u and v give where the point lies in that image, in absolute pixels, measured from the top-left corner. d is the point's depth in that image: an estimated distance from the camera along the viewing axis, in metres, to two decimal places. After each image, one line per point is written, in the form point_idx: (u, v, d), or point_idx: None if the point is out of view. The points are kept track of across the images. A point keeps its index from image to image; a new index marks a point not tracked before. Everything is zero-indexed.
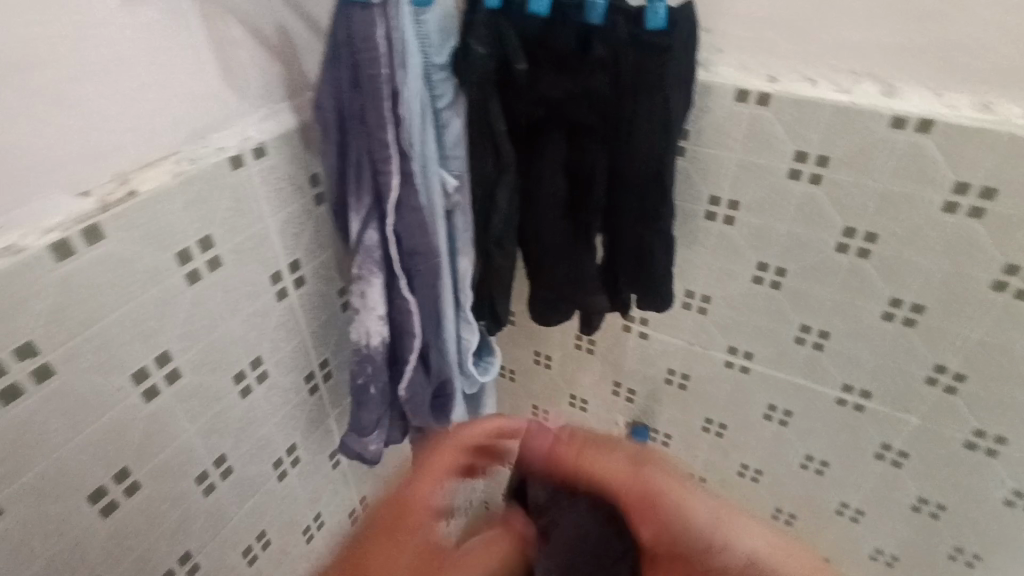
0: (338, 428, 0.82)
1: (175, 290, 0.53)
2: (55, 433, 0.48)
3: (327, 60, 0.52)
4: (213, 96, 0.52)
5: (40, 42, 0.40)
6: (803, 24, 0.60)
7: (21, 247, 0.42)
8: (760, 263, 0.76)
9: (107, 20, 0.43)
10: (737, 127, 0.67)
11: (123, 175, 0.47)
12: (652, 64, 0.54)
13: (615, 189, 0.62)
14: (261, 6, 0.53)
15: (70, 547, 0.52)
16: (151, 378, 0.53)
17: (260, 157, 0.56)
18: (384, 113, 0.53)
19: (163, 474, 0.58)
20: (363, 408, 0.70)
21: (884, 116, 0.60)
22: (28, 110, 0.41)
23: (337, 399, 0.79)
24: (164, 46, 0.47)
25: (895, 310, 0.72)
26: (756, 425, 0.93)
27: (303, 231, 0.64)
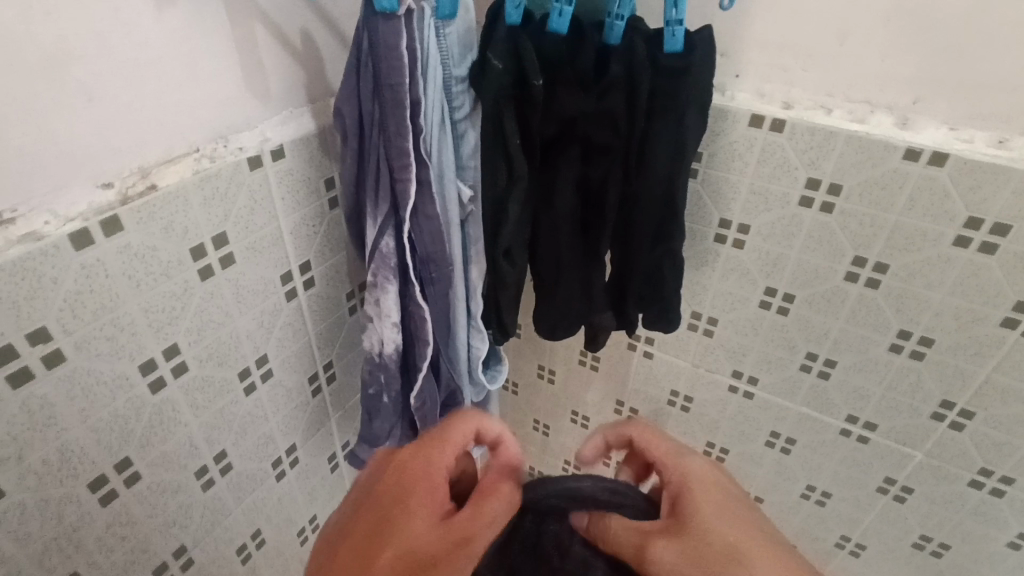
0: (339, 430, 0.82)
1: (188, 284, 0.54)
2: (62, 419, 0.48)
3: (349, 69, 0.53)
4: (237, 96, 0.53)
5: (75, 36, 0.41)
6: (821, 54, 0.60)
7: (43, 234, 0.43)
8: (768, 288, 0.76)
9: (140, 18, 0.44)
10: (750, 152, 0.67)
11: (143, 170, 0.48)
12: (666, 88, 0.56)
13: (627, 208, 0.63)
14: (289, 12, 0.54)
15: (68, 534, 0.53)
16: (158, 370, 0.54)
17: (279, 158, 0.57)
18: (403, 122, 0.53)
19: (163, 466, 0.59)
20: (375, 418, 0.73)
21: (898, 147, 0.60)
22: (58, 101, 0.42)
23: (340, 401, 0.80)
24: (193, 45, 0.48)
25: (903, 343, 0.71)
26: (758, 451, 0.92)
27: (316, 233, 0.65)
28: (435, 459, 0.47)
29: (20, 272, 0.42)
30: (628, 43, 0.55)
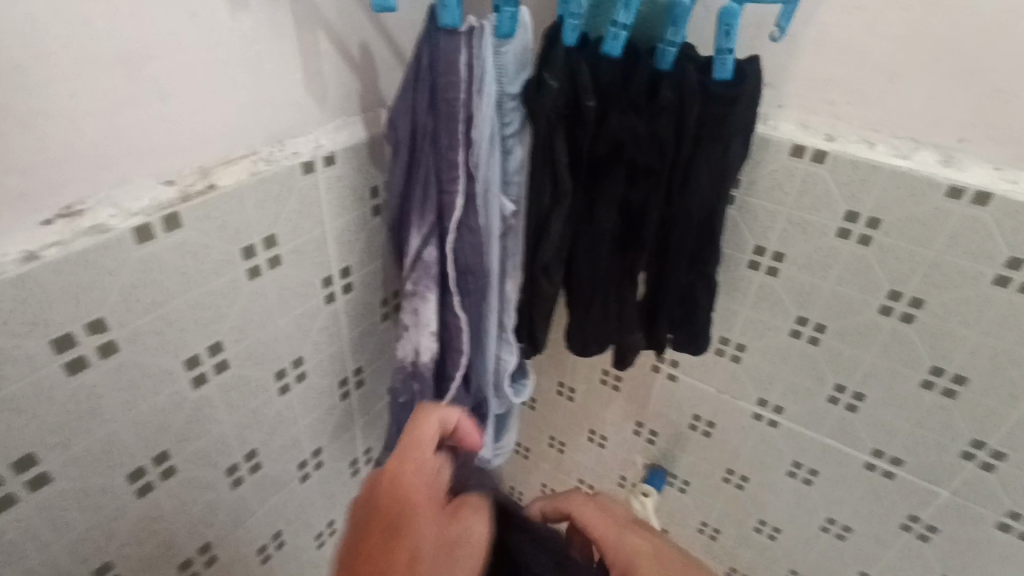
0: (363, 436, 0.83)
1: (236, 283, 0.55)
2: (109, 409, 0.49)
3: (407, 81, 0.55)
4: (296, 103, 0.54)
5: (155, 36, 0.43)
6: (867, 88, 0.61)
7: (107, 227, 0.44)
8: (799, 317, 0.76)
9: (215, 23, 0.45)
10: (790, 182, 0.67)
11: (204, 170, 0.50)
12: (714, 115, 0.57)
13: (667, 230, 0.64)
14: (350, 24, 0.55)
15: (104, 523, 0.53)
16: (201, 365, 0.55)
17: (330, 164, 0.58)
18: (456, 135, 0.55)
19: (197, 461, 0.59)
20: (406, 424, 0.73)
21: (941, 185, 0.60)
22: (133, 97, 0.43)
23: (366, 407, 0.80)
24: (260, 51, 0.49)
25: (935, 379, 0.71)
26: (779, 481, 0.91)
27: (358, 240, 0.66)
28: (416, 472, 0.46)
29: (85, 263, 0.43)
30: (679, 71, 0.56)
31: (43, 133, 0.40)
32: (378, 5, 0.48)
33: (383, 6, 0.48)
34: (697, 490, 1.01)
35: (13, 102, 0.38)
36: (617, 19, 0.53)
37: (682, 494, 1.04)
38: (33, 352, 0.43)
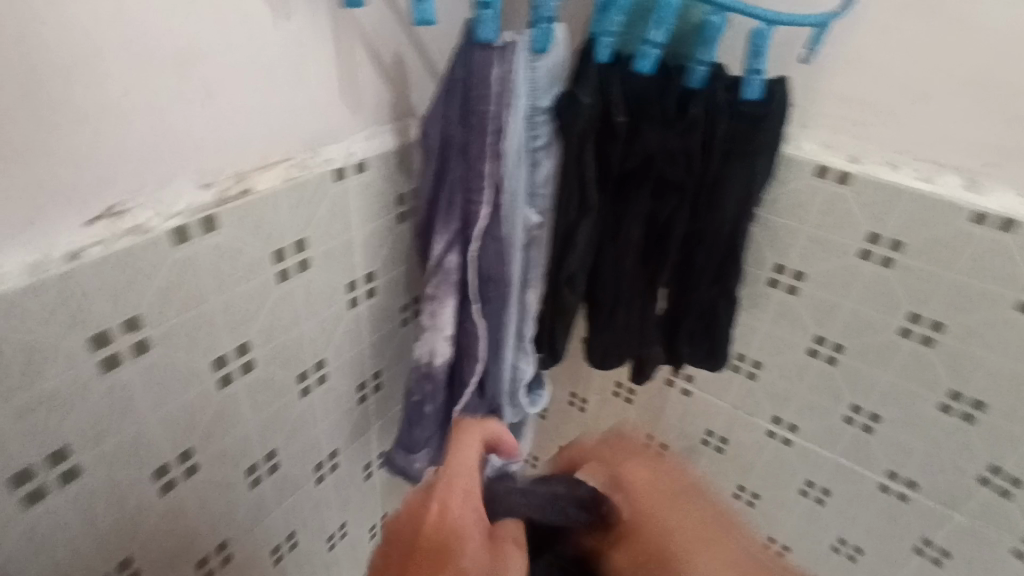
0: (378, 440, 0.83)
1: (266, 286, 0.56)
2: (140, 406, 0.50)
3: (441, 92, 0.56)
4: (331, 111, 0.55)
5: (203, 41, 0.44)
6: (892, 112, 0.61)
7: (148, 228, 0.45)
8: (817, 336, 0.76)
9: (259, 29, 0.47)
10: (812, 203, 0.68)
11: (240, 174, 0.50)
12: (743, 133, 0.58)
13: (691, 245, 0.65)
14: (386, 35, 0.56)
15: (130, 517, 0.54)
16: (229, 366, 0.56)
17: (360, 172, 0.59)
18: (486, 144, 0.55)
19: (220, 459, 0.60)
20: (415, 425, 0.73)
21: (964, 210, 0.61)
22: (179, 99, 0.44)
23: (382, 411, 0.81)
24: (300, 59, 0.50)
25: (953, 403, 0.71)
26: (790, 499, 0.91)
27: (383, 246, 0.67)
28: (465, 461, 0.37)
29: (127, 263, 0.44)
30: (710, 89, 0.57)
31: (96, 133, 0.41)
32: (419, 18, 0.49)
33: (424, 20, 0.49)
34: None
35: (71, 102, 0.39)
36: (651, 37, 0.54)
37: None
38: (73, 349, 0.44)
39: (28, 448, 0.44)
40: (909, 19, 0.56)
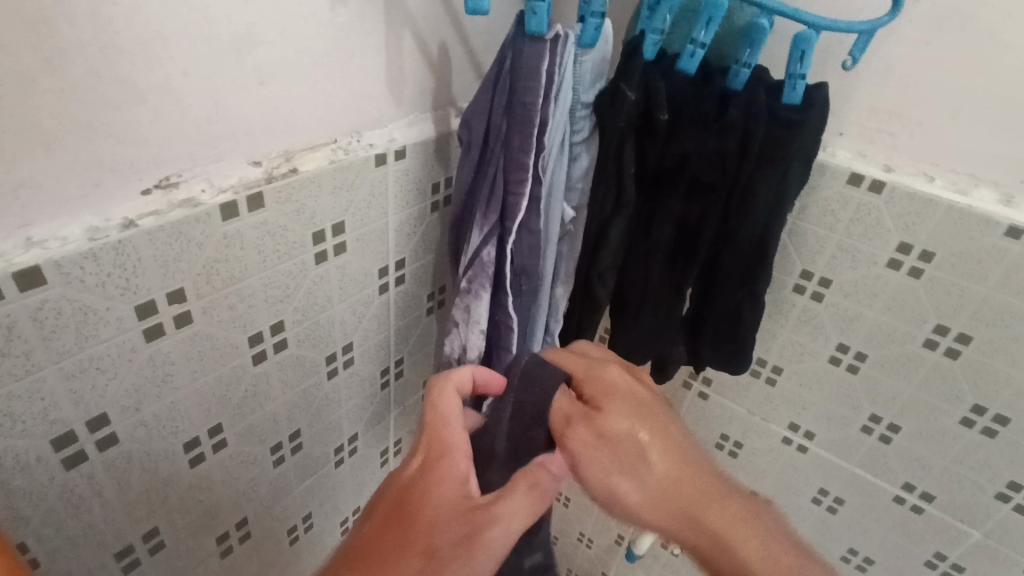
0: (395, 427, 0.84)
1: (304, 265, 0.56)
2: (178, 376, 0.51)
3: (486, 83, 0.57)
4: (377, 97, 0.56)
5: (266, 25, 0.44)
6: (931, 124, 0.61)
7: (199, 201, 0.45)
8: (840, 345, 0.76)
9: (317, 15, 0.47)
10: (843, 211, 0.68)
11: (287, 153, 0.51)
12: (783, 136, 0.58)
13: (720, 248, 0.65)
14: (433, 24, 0.57)
15: (159, 487, 0.55)
16: (263, 343, 0.57)
17: (400, 159, 0.60)
18: (528, 138, 0.56)
19: (247, 435, 0.61)
20: None
21: (1000, 224, 0.60)
22: (238, 78, 0.45)
23: (402, 399, 0.82)
24: (353, 45, 0.51)
25: (975, 418, 0.71)
26: (802, 507, 0.91)
27: (416, 233, 0.67)
28: (446, 419, 0.49)
29: (176, 234, 0.45)
30: (750, 91, 0.57)
31: (159, 106, 0.41)
32: (471, 7, 0.49)
33: (477, 10, 0.49)
34: None
35: (138, 76, 0.39)
36: (696, 37, 0.55)
37: None
38: (121, 316, 0.44)
39: (72, 411, 0.45)
40: (954, 30, 0.56)
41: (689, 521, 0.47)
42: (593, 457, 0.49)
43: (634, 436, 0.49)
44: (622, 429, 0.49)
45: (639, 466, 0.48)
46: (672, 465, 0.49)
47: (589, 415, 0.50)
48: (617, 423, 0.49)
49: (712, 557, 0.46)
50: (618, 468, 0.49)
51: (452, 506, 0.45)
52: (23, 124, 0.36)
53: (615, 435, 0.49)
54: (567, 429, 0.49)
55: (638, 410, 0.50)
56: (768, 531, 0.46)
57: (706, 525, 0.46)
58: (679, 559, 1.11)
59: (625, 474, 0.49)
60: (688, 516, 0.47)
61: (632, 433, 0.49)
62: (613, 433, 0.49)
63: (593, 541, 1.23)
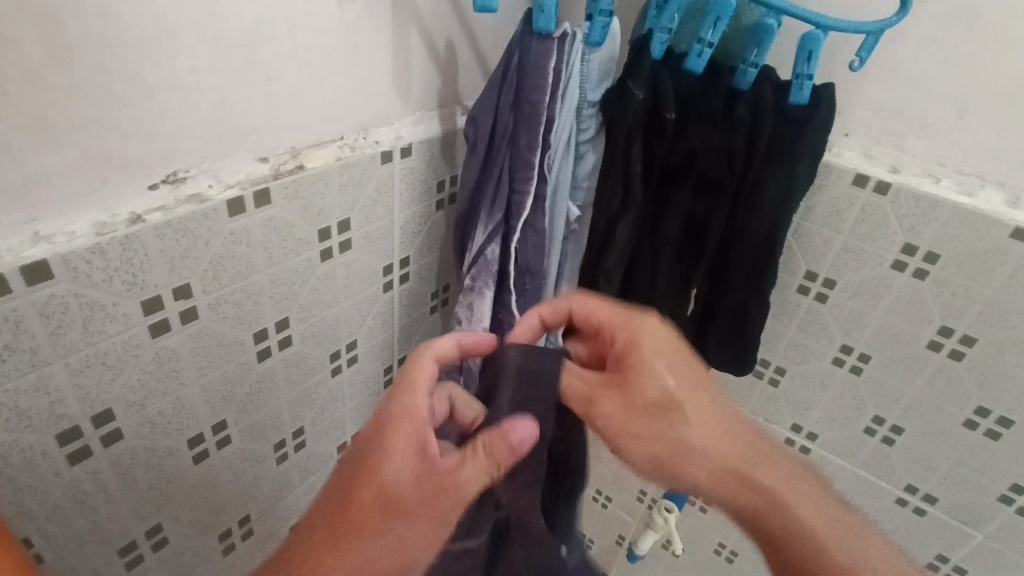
0: None
1: (310, 262, 0.56)
2: (183, 372, 0.51)
3: (492, 81, 0.56)
4: (383, 94, 0.56)
5: (274, 21, 0.44)
6: (938, 125, 0.61)
7: (207, 197, 0.45)
8: (844, 346, 0.76)
9: (325, 11, 0.47)
10: (849, 212, 0.68)
11: (295, 150, 0.51)
12: (791, 134, 0.58)
13: (727, 247, 0.65)
14: (440, 21, 0.57)
15: (163, 484, 0.55)
16: (268, 340, 0.56)
17: (406, 156, 0.59)
18: (535, 135, 0.56)
19: (252, 432, 0.61)
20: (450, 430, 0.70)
21: (1006, 226, 0.60)
22: (246, 74, 0.45)
23: None
24: (361, 42, 0.51)
25: (979, 419, 0.71)
26: None
27: (421, 231, 0.67)
28: (417, 381, 0.47)
29: (183, 229, 0.45)
30: (757, 89, 0.58)
31: (167, 101, 0.41)
32: (479, 5, 0.49)
33: (484, 7, 0.49)
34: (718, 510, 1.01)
35: (148, 71, 0.39)
36: (704, 36, 0.55)
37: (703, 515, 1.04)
38: (127, 312, 0.44)
39: (78, 406, 0.45)
40: (963, 30, 0.56)
41: (740, 476, 0.47)
42: (631, 423, 0.48)
43: (669, 398, 0.48)
44: (660, 393, 0.48)
45: (678, 435, 0.48)
46: (711, 425, 0.49)
47: (620, 381, 0.49)
48: (650, 386, 0.48)
49: (773, 520, 0.46)
50: (660, 436, 0.48)
51: (404, 473, 0.43)
52: (32, 117, 0.36)
53: (650, 399, 0.48)
54: (600, 400, 0.48)
55: (669, 368, 0.49)
56: (791, 462, 0.49)
57: (749, 474, 0.47)
58: (680, 559, 1.11)
59: (668, 444, 0.48)
60: (738, 473, 0.47)
61: (663, 396, 0.48)
62: (647, 398, 0.48)
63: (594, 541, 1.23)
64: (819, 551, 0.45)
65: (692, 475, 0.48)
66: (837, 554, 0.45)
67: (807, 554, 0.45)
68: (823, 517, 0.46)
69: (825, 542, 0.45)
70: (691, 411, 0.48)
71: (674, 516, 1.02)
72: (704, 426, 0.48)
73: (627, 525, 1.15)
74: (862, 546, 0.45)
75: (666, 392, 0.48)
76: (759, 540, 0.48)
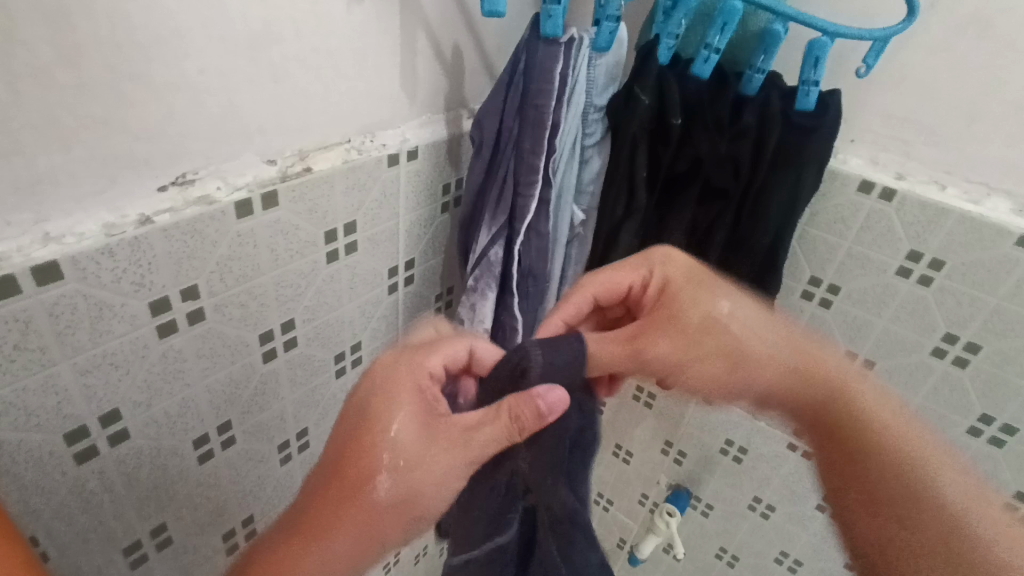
0: None
1: (315, 264, 0.56)
2: (190, 372, 0.51)
3: (498, 85, 0.57)
4: (390, 97, 0.56)
5: (282, 24, 0.45)
6: (945, 132, 0.61)
7: (215, 200, 0.46)
8: (847, 352, 0.76)
9: (332, 14, 0.47)
10: (854, 218, 0.68)
11: (302, 153, 0.51)
12: (796, 143, 0.58)
13: (731, 254, 0.65)
14: (447, 26, 0.57)
15: (168, 483, 0.55)
16: (273, 341, 0.57)
17: (411, 159, 0.60)
18: (540, 139, 0.56)
19: (256, 433, 0.61)
20: None
21: (1012, 234, 0.60)
22: (254, 76, 0.45)
23: None
24: (367, 45, 0.51)
25: (983, 427, 0.70)
26: (806, 515, 0.91)
27: (425, 234, 0.67)
28: (420, 370, 0.48)
29: (190, 231, 0.45)
30: (764, 96, 0.58)
31: (175, 103, 0.41)
32: (487, 9, 0.49)
33: (491, 11, 0.49)
34: (719, 516, 1.01)
35: (157, 73, 0.40)
36: (711, 42, 0.55)
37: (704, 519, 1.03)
38: (135, 312, 0.45)
39: (85, 406, 0.45)
40: (970, 38, 0.56)
41: (800, 374, 0.55)
42: (692, 355, 0.54)
43: (718, 321, 0.54)
44: (706, 318, 0.54)
45: (735, 354, 0.55)
46: (760, 337, 0.55)
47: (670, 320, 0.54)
48: (698, 314, 0.54)
49: (843, 403, 0.53)
50: (722, 356, 0.55)
51: (406, 445, 0.44)
52: (43, 118, 0.36)
53: (701, 330, 0.54)
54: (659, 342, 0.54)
55: (706, 296, 0.55)
56: (831, 350, 0.57)
57: (809, 378, 0.55)
58: (681, 564, 1.11)
59: (731, 359, 0.55)
60: (800, 368, 0.55)
61: (713, 321, 0.54)
62: (699, 325, 0.54)
63: None
64: (875, 451, 0.50)
65: (756, 384, 0.55)
66: (889, 424, 0.51)
67: (868, 436, 0.51)
68: (872, 409, 0.52)
69: (882, 439, 0.51)
70: (740, 325, 0.55)
71: (675, 520, 1.02)
72: (771, 339, 0.56)
73: (628, 529, 1.15)
74: (906, 434, 0.51)
75: (713, 317, 0.54)
76: (819, 437, 0.54)
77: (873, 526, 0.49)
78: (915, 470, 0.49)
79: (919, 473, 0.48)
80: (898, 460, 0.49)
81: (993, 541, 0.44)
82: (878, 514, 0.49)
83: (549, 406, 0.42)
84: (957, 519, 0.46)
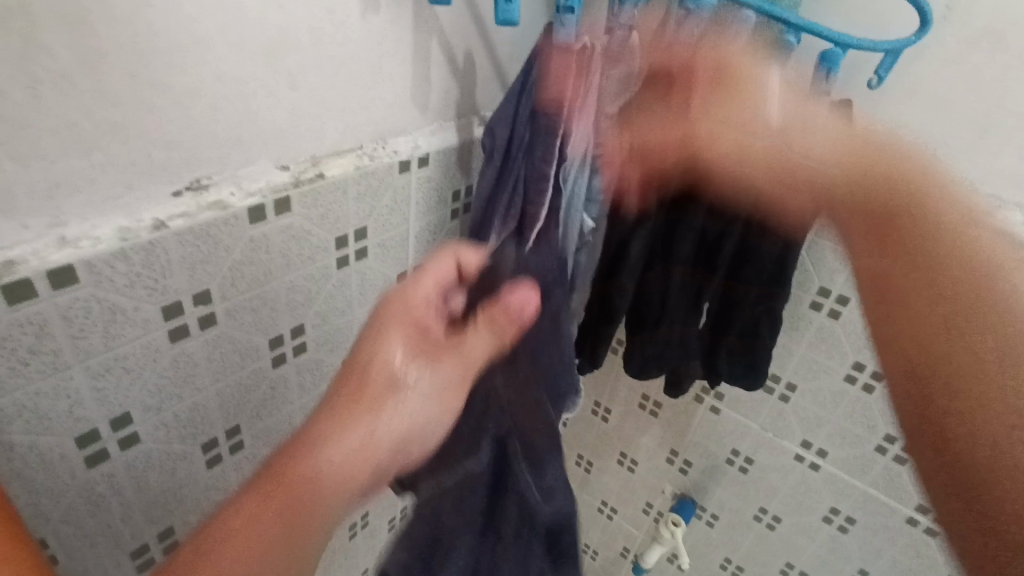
0: None
1: (326, 270, 0.56)
2: (200, 376, 0.51)
3: (511, 93, 0.58)
4: (402, 104, 0.56)
5: (298, 31, 0.45)
6: (957, 145, 0.61)
7: (229, 204, 0.46)
8: (856, 362, 0.75)
9: (349, 22, 0.48)
10: None
11: (314, 159, 0.52)
12: None
13: (740, 264, 0.65)
14: (460, 34, 0.57)
15: (176, 487, 0.55)
16: (283, 346, 0.57)
17: (422, 166, 0.60)
18: (551, 146, 0.58)
19: (264, 437, 0.61)
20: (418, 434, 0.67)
21: None
22: (269, 82, 0.45)
23: None
24: (381, 52, 0.51)
25: None
26: (813, 526, 0.90)
27: (434, 241, 0.67)
28: (418, 291, 0.48)
29: (204, 235, 0.45)
30: None
31: (191, 108, 0.41)
32: (502, 18, 0.50)
33: (504, 20, 0.50)
34: (725, 526, 1.00)
35: (174, 79, 0.40)
36: None
37: (709, 529, 1.03)
38: (148, 316, 0.45)
39: (95, 410, 0.45)
40: (984, 51, 0.56)
41: (858, 155, 0.52)
42: (738, 159, 0.57)
43: (762, 135, 0.55)
44: (757, 124, 0.54)
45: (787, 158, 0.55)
46: (819, 151, 0.54)
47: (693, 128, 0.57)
48: (732, 134, 0.55)
49: (919, 196, 0.50)
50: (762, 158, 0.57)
51: (404, 364, 0.45)
52: (62, 123, 0.36)
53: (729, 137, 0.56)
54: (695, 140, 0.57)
55: (757, 131, 0.55)
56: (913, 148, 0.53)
57: (847, 168, 0.53)
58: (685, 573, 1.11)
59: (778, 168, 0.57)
60: (850, 163, 0.53)
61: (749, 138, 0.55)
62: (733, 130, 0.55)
63: (597, 553, 1.22)
64: (910, 257, 0.49)
65: (812, 184, 0.56)
66: (942, 214, 0.49)
67: (928, 197, 0.49)
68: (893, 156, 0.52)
69: (916, 270, 0.48)
70: (779, 145, 0.55)
71: (680, 530, 1.01)
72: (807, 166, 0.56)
73: (632, 538, 1.14)
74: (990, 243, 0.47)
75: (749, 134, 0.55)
76: (884, 243, 0.51)
77: (903, 373, 0.47)
78: (960, 285, 0.46)
79: (962, 289, 0.46)
80: (950, 284, 0.47)
81: (1010, 312, 0.44)
82: (920, 371, 0.46)
83: (519, 311, 0.48)
84: (989, 255, 0.46)
